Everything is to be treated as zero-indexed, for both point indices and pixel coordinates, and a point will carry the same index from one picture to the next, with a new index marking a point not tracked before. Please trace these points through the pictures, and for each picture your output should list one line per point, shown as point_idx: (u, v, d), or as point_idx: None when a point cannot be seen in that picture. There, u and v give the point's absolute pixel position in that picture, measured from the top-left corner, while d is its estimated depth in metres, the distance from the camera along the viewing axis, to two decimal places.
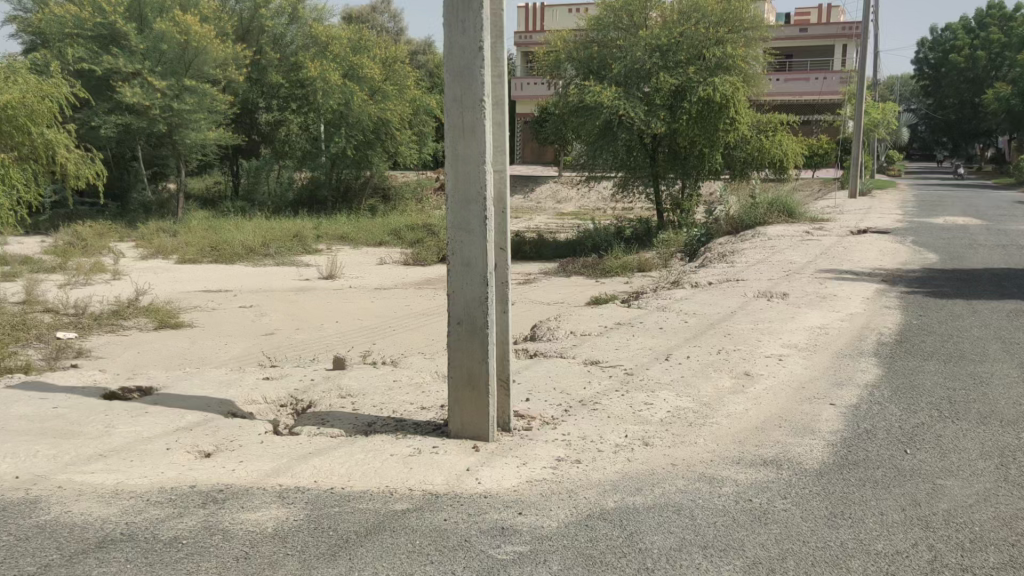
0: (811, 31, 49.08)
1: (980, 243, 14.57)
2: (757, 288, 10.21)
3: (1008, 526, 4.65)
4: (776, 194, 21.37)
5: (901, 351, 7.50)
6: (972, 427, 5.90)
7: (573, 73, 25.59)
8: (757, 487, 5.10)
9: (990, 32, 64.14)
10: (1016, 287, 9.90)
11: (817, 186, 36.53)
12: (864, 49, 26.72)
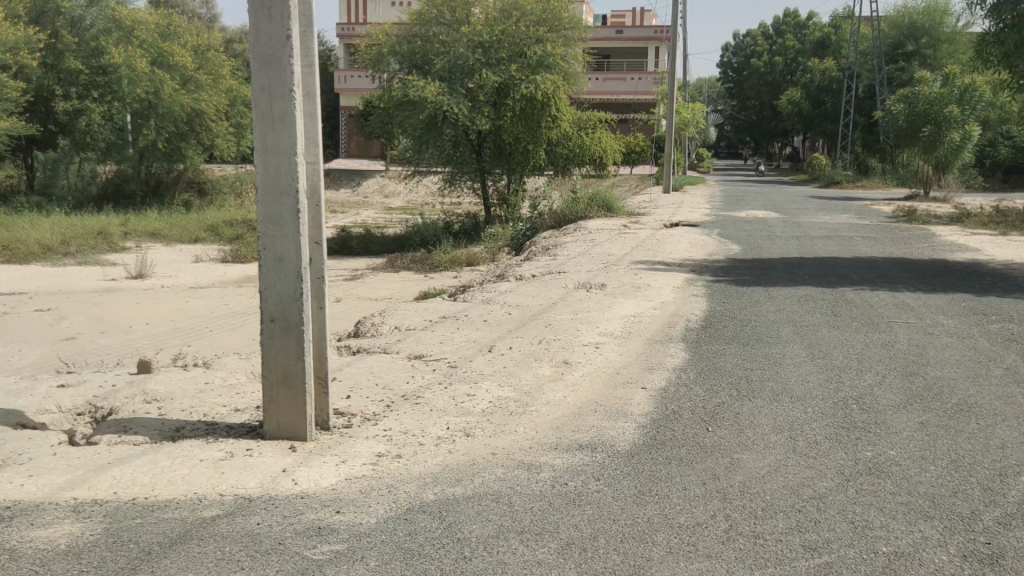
0: (627, 33, 51.21)
1: (776, 234, 15.76)
2: (577, 279, 10.57)
3: (795, 494, 5.09)
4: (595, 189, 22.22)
5: (706, 336, 8.00)
6: (765, 403, 6.38)
7: (396, 67, 25.31)
8: (573, 471, 5.30)
9: (786, 39, 69.00)
10: (806, 274, 10.81)
11: (634, 182, 38.34)
12: (672, 52, 28.22)
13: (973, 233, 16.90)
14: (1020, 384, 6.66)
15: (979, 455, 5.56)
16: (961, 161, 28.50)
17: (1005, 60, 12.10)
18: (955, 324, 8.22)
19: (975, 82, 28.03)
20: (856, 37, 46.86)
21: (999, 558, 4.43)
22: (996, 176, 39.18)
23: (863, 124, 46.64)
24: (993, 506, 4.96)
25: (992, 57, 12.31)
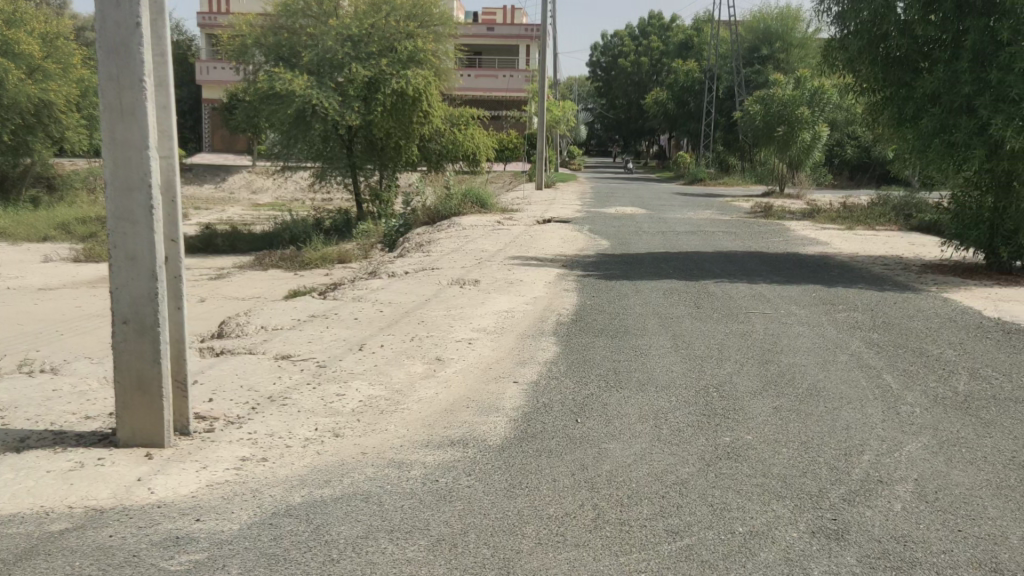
0: (498, 31, 51.80)
1: (643, 230, 16.27)
2: (451, 275, 10.58)
3: (659, 480, 5.28)
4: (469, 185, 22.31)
5: (576, 329, 8.17)
6: (632, 394, 6.58)
7: (260, 59, 24.88)
8: (444, 467, 5.30)
9: (651, 41, 71.64)
10: (672, 268, 11.20)
11: (507, 178, 38.73)
12: (543, 51, 28.65)
13: (822, 228, 18.01)
14: (863, 369, 7.13)
15: (827, 436, 5.93)
16: (811, 160, 30.48)
17: (849, 64, 12.93)
18: (806, 314, 8.72)
19: (824, 85, 29.62)
20: (716, 40, 48.93)
21: (843, 532, 4.73)
22: (843, 175, 41.72)
23: (725, 125, 48.84)
24: (838, 483, 5.30)
25: (838, 61, 13.13)
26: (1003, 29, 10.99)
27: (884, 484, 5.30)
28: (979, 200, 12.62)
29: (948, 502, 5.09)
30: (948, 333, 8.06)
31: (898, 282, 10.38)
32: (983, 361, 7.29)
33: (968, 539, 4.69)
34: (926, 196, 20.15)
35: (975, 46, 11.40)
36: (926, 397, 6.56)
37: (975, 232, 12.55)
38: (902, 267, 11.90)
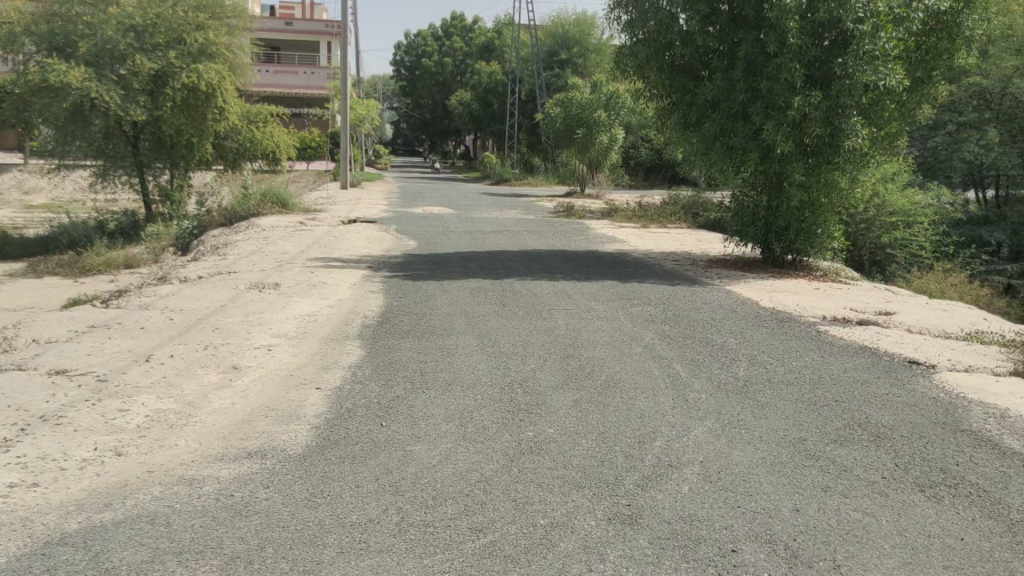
0: (296, 26, 50.46)
1: (450, 230, 16.38)
2: (249, 279, 10.14)
3: (463, 479, 5.31)
4: (268, 185, 21.60)
5: (382, 331, 8.08)
6: (438, 394, 6.59)
7: (32, 49, 22.42)
8: (240, 481, 5.06)
9: (454, 41, 72.34)
10: (478, 267, 11.36)
11: (312, 177, 37.74)
12: (345, 48, 28.13)
13: (619, 226, 18.92)
14: (655, 359, 7.54)
15: (623, 425, 6.20)
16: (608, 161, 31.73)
17: (638, 71, 13.52)
18: (605, 309, 9.09)
19: (618, 90, 31.19)
20: (518, 45, 50.09)
21: (637, 516, 4.97)
22: (639, 175, 44.43)
23: (527, 126, 50.15)
24: (632, 470, 5.56)
25: (627, 68, 13.68)
26: (770, 41, 11.96)
27: (674, 468, 5.62)
28: (753, 200, 13.75)
29: (729, 481, 5.48)
30: (731, 323, 8.69)
31: (687, 277, 11.07)
32: (760, 348, 7.92)
33: (746, 514, 5.07)
34: (710, 196, 21.57)
35: (747, 57, 12.31)
36: (711, 383, 7.04)
37: (753, 229, 13.69)
38: (689, 262, 12.72)
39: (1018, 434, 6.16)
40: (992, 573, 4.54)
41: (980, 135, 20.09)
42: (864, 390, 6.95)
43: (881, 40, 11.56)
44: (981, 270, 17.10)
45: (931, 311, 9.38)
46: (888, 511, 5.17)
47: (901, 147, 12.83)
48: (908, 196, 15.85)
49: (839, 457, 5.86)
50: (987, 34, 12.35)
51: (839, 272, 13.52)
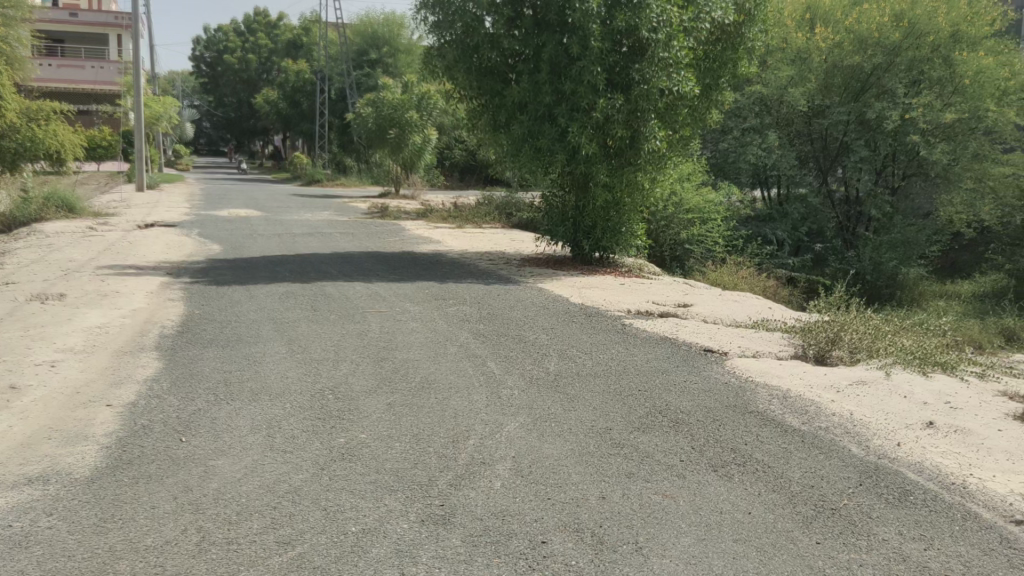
0: (83, 18, 46.97)
1: (257, 233, 15.76)
2: (30, 290, 9.30)
3: (270, 492, 5.11)
4: (51, 187, 19.93)
5: (182, 341, 7.66)
6: (243, 405, 6.31)
7: None
8: (18, 511, 4.63)
9: (258, 37, 69.77)
10: (287, 271, 11.03)
11: (104, 179, 35.13)
12: (136, 41, 26.36)
13: (433, 226, 18.94)
14: (470, 358, 7.60)
15: (436, 426, 6.21)
16: (422, 162, 31.97)
17: (446, 72, 13.48)
18: (419, 310, 9.08)
19: (430, 92, 31.55)
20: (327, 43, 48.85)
21: (449, 516, 4.98)
22: (454, 176, 44.93)
23: (337, 126, 49.05)
24: (445, 470, 5.58)
25: (436, 68, 13.61)
26: (572, 46, 12.35)
27: (486, 465, 5.69)
28: (562, 200, 14.21)
29: (540, 474, 5.61)
30: (543, 319, 8.93)
31: (500, 276, 11.27)
32: (570, 342, 8.20)
33: (556, 505, 5.21)
34: (522, 195, 21.99)
35: (551, 60, 12.65)
36: (523, 379, 7.20)
37: (562, 228, 14.13)
38: (503, 261, 12.94)
39: (797, 413, 6.74)
40: (774, 543, 4.93)
41: (761, 140, 20.82)
42: (665, 379, 7.36)
43: (675, 49, 12.28)
44: (767, 262, 18.63)
45: (723, 303, 10.07)
46: (686, 492, 5.49)
47: (694, 149, 13.88)
48: (703, 195, 17.07)
49: (641, 443, 6.15)
50: (764, 44, 13.69)
51: (642, 269, 14.28)
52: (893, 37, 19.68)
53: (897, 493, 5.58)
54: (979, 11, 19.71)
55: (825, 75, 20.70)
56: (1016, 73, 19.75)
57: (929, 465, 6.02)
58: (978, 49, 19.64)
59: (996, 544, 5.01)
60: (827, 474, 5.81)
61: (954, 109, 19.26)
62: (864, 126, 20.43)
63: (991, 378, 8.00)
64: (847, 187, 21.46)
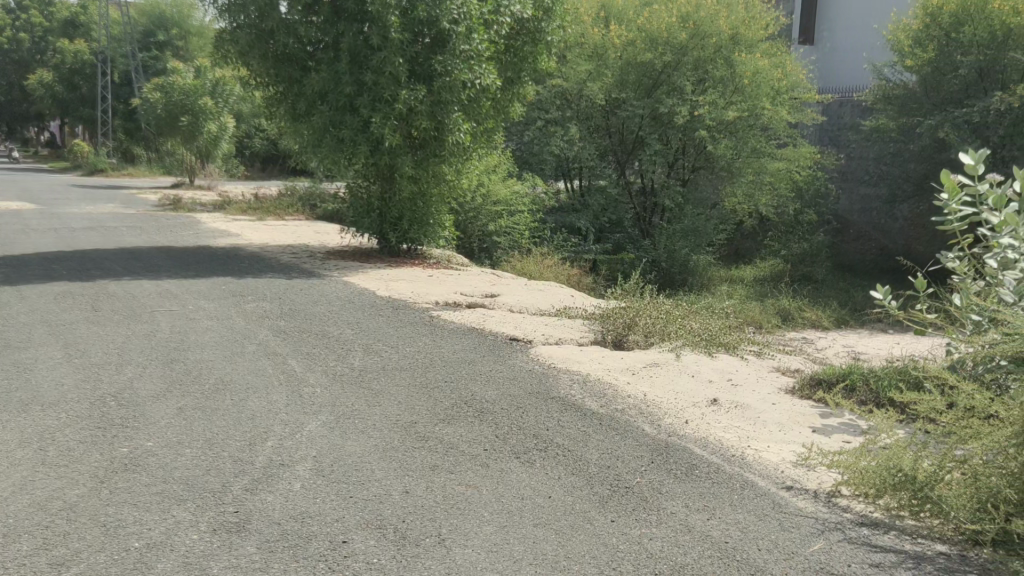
0: None
1: (32, 227, 14.41)
2: None
3: (44, 509, 4.69)
4: None
5: None
6: (10, 416, 5.75)
7: None
8: None
9: (29, 15, 63.69)
10: (63, 269, 10.14)
11: None
12: None
13: (232, 219, 18.14)
14: (269, 356, 7.33)
15: (232, 428, 5.93)
16: (218, 151, 30.68)
17: (240, 57, 12.82)
18: (215, 308, 8.63)
19: (225, 78, 30.08)
20: (109, 23, 45.28)
21: (244, 523, 4.76)
22: (255, 166, 43.18)
23: (124, 112, 45.71)
24: (240, 475, 5.32)
25: (228, 53, 12.92)
26: (372, 34, 12.20)
27: (285, 467, 5.49)
28: (367, 190, 14.01)
29: (341, 473, 5.49)
30: (348, 313, 8.75)
31: (304, 269, 10.95)
32: (374, 336, 8.08)
33: (357, 503, 5.11)
34: (328, 185, 21.45)
35: (350, 49, 12.38)
36: (326, 376, 7.01)
37: (368, 219, 13.95)
38: (306, 254, 12.58)
39: (596, 397, 7.01)
40: (573, 524, 5.09)
41: (563, 131, 21.10)
42: (470, 369, 7.42)
43: (475, 41, 12.44)
44: (571, 251, 19.30)
45: (527, 292, 10.31)
46: (488, 481, 5.56)
47: (499, 141, 14.16)
48: (509, 186, 17.44)
49: (446, 435, 6.16)
50: (562, 40, 14.19)
51: (450, 259, 14.42)
52: (680, 37, 19.92)
53: (685, 468, 5.93)
54: (756, 16, 20.62)
55: (620, 72, 20.48)
56: (787, 74, 21.15)
57: (714, 440, 6.44)
58: (755, 51, 20.42)
59: (768, 510, 5.44)
60: (622, 455, 6.08)
61: (736, 108, 19.93)
62: (657, 121, 20.53)
63: (767, 355, 8.69)
64: (643, 178, 21.61)
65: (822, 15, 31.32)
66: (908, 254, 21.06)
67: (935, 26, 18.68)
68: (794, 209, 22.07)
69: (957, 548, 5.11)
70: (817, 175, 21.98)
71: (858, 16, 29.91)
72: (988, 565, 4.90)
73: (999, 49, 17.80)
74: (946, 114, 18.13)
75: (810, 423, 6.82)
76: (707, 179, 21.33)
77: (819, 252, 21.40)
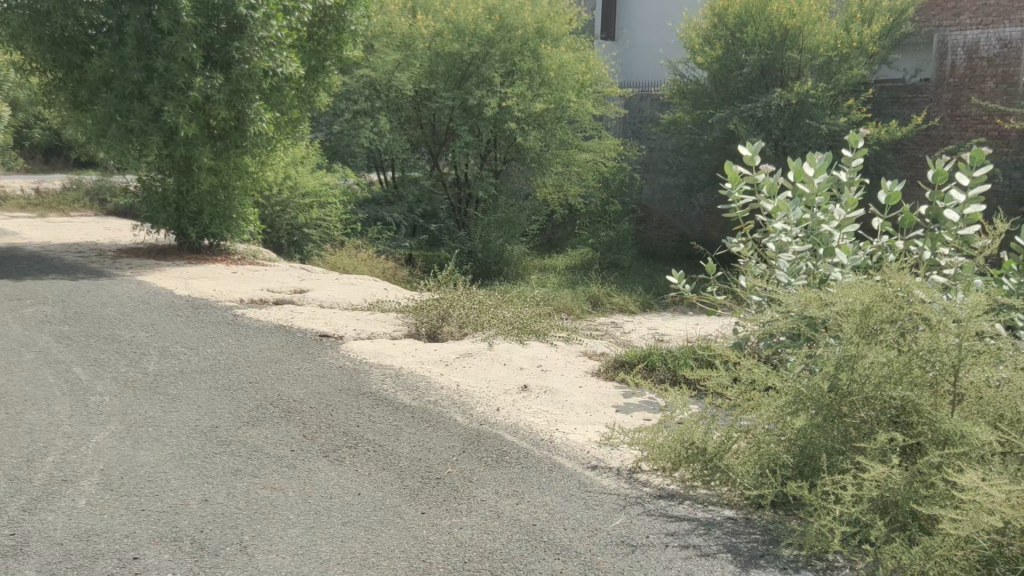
0: None
1: None
2: None
3: None
4: None
5: None
6: None
7: None
8: None
9: None
10: None
11: None
12: None
13: (9, 216, 16.58)
14: (50, 365, 6.75)
15: (7, 445, 5.42)
16: None
17: (12, 41, 11.75)
18: None
19: None
20: None
21: (21, 545, 4.36)
22: (36, 158, 39.68)
23: None
24: (17, 494, 4.87)
25: None
26: (161, 18, 11.54)
27: (68, 483, 5.07)
28: (163, 183, 13.21)
29: (133, 485, 5.14)
30: (142, 315, 8.22)
31: (92, 269, 10.18)
32: (171, 338, 7.64)
33: (150, 516, 4.80)
34: (120, 178, 20.01)
35: (138, 33, 11.61)
36: (116, 384, 6.56)
37: (165, 214, 13.18)
38: (95, 253, 11.70)
39: (407, 389, 6.99)
40: (383, 519, 5.04)
41: (372, 122, 20.15)
42: (277, 368, 7.18)
43: (274, 28, 12.19)
44: (385, 244, 19.14)
45: (338, 287, 10.12)
46: (294, 482, 5.39)
47: (305, 131, 13.79)
48: (318, 177, 16.85)
49: (250, 438, 5.93)
50: (368, 29, 14.18)
51: (256, 255, 13.87)
52: (486, 29, 19.77)
53: (495, 455, 6.02)
54: (559, 11, 20.95)
55: (429, 62, 20.01)
56: (591, 68, 21.72)
57: (523, 425, 6.59)
58: (559, 44, 20.73)
59: (574, 490, 5.62)
60: (433, 446, 6.08)
61: (543, 100, 20.21)
62: (468, 112, 20.24)
63: (576, 341, 9.00)
64: (457, 170, 21.27)
65: (620, 12, 32.74)
66: (703, 240, 22.70)
67: (722, 26, 19.83)
68: (601, 199, 22.86)
69: (743, 512, 5.48)
70: (622, 166, 23.02)
71: (654, 14, 31.53)
72: (770, 525, 5.29)
73: (778, 49, 19.13)
74: (735, 109, 19.50)
75: (613, 403, 7.13)
76: (518, 170, 21.38)
77: (625, 240, 22.20)
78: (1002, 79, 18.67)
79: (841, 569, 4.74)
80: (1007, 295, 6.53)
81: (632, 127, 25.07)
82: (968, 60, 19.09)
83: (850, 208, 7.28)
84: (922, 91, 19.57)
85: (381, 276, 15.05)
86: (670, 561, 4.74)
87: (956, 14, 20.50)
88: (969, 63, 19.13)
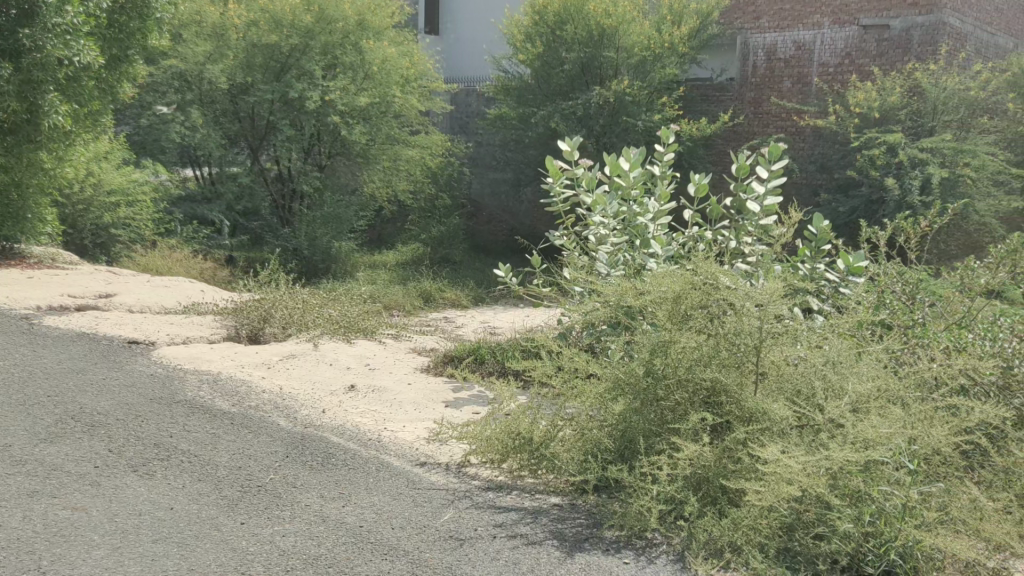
0: None
1: None
2: None
3: None
4: None
5: None
6: None
7: None
8: None
9: None
10: None
11: None
12: None
13: None
14: None
15: None
16: None
17: None
18: None
19: None
20: None
21: None
22: None
23: None
24: None
25: None
26: None
27: None
28: None
29: None
30: None
31: None
32: None
33: None
34: None
35: None
36: None
37: None
38: None
39: (226, 396, 6.67)
40: (197, 533, 4.77)
41: (184, 116, 19.29)
42: (79, 379, 6.66)
43: (69, 15, 11.32)
44: (203, 243, 18.27)
45: (151, 289, 9.54)
46: (99, 500, 5.00)
47: (107, 124, 13.06)
48: (126, 175, 15.84)
49: (48, 456, 5.45)
50: (175, 18, 13.53)
51: (56, 258, 12.80)
52: (306, 20, 19.10)
53: (320, 459, 5.85)
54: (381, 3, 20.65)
55: (244, 54, 19.24)
56: (415, 63, 21.34)
57: (349, 426, 6.44)
58: (381, 37, 20.37)
59: (402, 488, 5.55)
60: (254, 453, 5.83)
61: (367, 95, 19.73)
62: (287, 105, 19.48)
63: (405, 337, 8.93)
64: (279, 165, 20.45)
65: (446, 7, 32.78)
66: (530, 233, 23.47)
67: (542, 24, 20.25)
68: (428, 193, 22.54)
69: (568, 498, 5.60)
70: (450, 162, 23.02)
71: (478, 10, 31.79)
72: (593, 509, 5.44)
73: (596, 47, 19.76)
74: (556, 106, 20.02)
75: (442, 399, 7.11)
76: (345, 165, 20.91)
77: (456, 234, 21.78)
78: (798, 79, 20.35)
79: (659, 545, 4.92)
80: (801, 280, 7.04)
81: (459, 121, 25.34)
82: (768, 60, 20.78)
83: (662, 201, 7.63)
84: (728, 89, 21.16)
85: (196, 277, 14.31)
86: (497, 552, 4.76)
87: (756, 17, 21.20)
88: (768, 63, 20.81)
